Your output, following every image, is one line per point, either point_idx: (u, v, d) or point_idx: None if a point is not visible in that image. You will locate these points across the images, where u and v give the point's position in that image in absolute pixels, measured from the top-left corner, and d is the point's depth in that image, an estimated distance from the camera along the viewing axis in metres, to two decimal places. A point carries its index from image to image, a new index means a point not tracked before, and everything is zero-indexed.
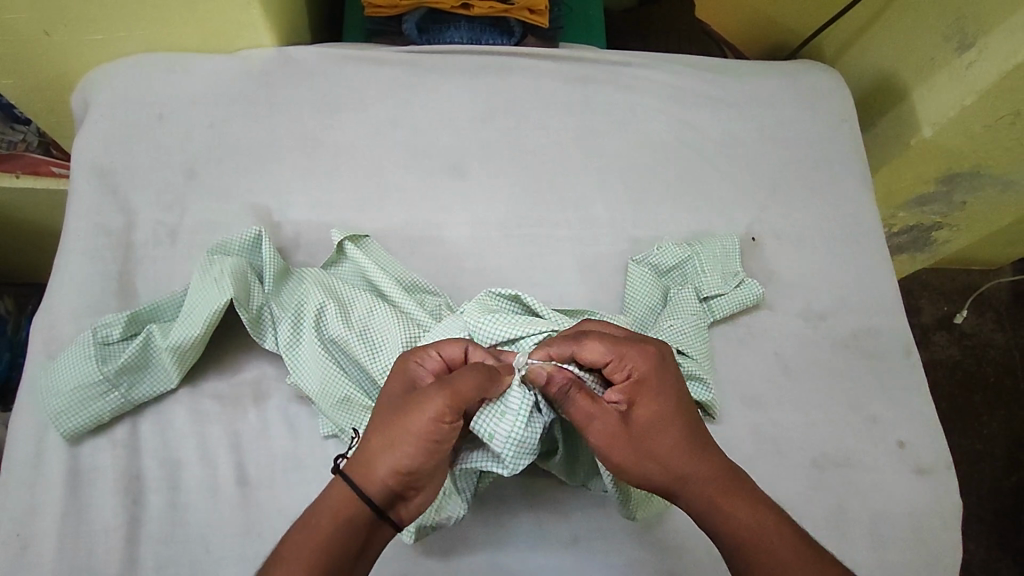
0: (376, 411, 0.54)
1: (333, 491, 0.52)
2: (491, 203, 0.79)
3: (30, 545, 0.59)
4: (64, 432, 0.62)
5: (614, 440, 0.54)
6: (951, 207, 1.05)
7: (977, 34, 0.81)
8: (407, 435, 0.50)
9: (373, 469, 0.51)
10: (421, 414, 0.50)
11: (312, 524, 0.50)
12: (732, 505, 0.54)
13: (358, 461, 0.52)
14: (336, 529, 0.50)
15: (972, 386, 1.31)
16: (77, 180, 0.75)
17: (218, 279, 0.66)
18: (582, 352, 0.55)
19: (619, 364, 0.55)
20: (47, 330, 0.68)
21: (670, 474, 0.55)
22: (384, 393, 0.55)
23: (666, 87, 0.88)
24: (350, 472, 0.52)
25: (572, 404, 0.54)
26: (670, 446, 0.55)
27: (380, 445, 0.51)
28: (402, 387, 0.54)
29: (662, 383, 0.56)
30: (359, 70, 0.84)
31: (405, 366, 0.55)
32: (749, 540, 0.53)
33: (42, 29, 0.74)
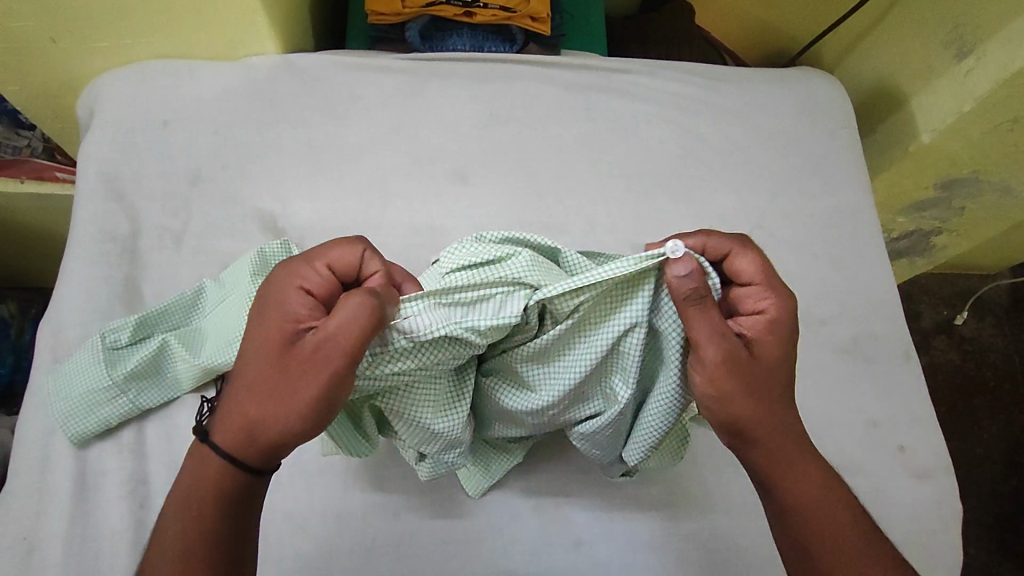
0: (247, 363, 0.50)
1: (208, 455, 0.50)
2: (494, 209, 0.79)
3: (37, 549, 0.59)
4: (71, 437, 0.63)
5: (731, 367, 0.51)
6: (949, 213, 1.05)
7: (975, 42, 0.82)
8: (290, 399, 0.48)
9: (250, 430, 0.49)
10: (309, 375, 0.48)
11: (194, 502, 0.49)
12: (809, 468, 0.54)
13: (229, 420, 0.50)
14: (217, 494, 0.50)
15: (972, 390, 1.32)
16: (82, 186, 0.75)
17: (250, 295, 0.65)
18: (737, 262, 0.56)
19: (758, 294, 0.55)
20: (53, 334, 0.68)
21: (771, 417, 0.53)
22: (252, 342, 0.50)
23: (666, 94, 0.89)
24: (222, 434, 0.50)
25: (702, 313, 0.50)
26: (778, 389, 0.54)
27: (238, 391, 0.50)
28: (281, 333, 0.49)
29: (783, 334, 0.54)
30: (363, 77, 0.84)
31: (280, 305, 0.50)
32: (813, 504, 0.53)
33: (49, 36, 0.75)
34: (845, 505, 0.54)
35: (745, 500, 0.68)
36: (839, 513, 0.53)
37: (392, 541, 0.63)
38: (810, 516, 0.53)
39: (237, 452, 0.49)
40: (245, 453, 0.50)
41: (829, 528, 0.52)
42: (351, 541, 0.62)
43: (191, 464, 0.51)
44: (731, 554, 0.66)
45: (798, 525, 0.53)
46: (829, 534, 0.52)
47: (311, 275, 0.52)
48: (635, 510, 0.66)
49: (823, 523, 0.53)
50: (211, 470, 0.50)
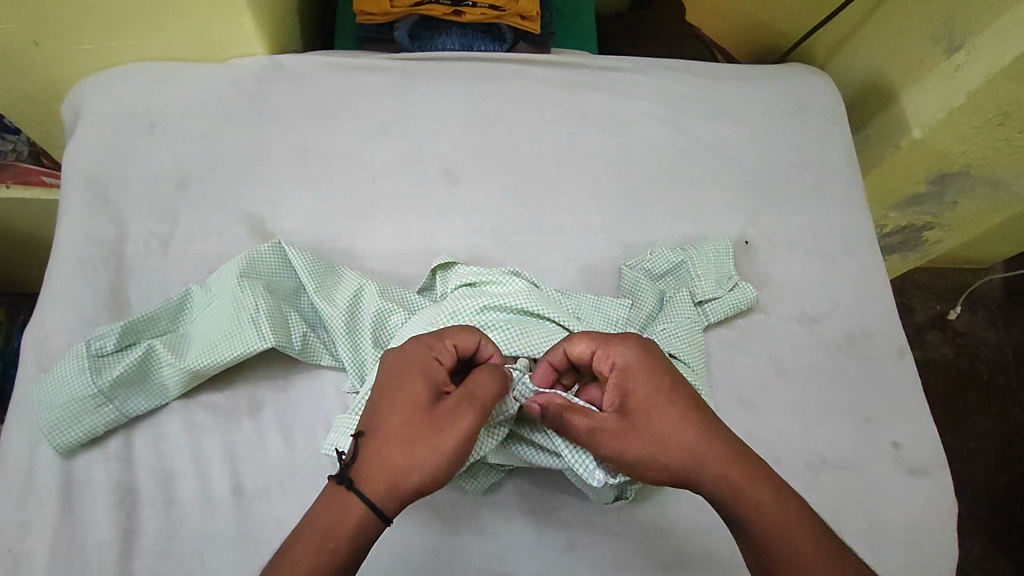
0: (392, 423, 0.52)
1: (350, 503, 0.50)
2: (485, 210, 0.79)
3: (24, 560, 0.59)
4: (56, 446, 0.62)
5: (619, 442, 0.54)
6: (941, 208, 1.05)
7: (965, 37, 0.82)
8: (435, 448, 0.50)
9: (396, 482, 0.50)
10: (457, 425, 0.51)
11: (331, 546, 0.48)
12: (756, 492, 0.54)
13: (379, 469, 0.50)
14: (354, 543, 0.49)
15: (966, 385, 1.32)
16: (68, 191, 0.74)
17: (248, 302, 0.67)
18: (568, 352, 0.58)
19: (603, 358, 0.57)
20: (38, 342, 0.67)
21: (690, 460, 0.54)
22: (401, 400, 0.53)
23: (657, 92, 0.89)
24: (371, 485, 0.50)
25: (565, 421, 0.55)
26: (674, 428, 0.55)
27: (402, 454, 0.51)
28: (427, 398, 0.53)
29: (643, 382, 0.56)
30: (351, 78, 0.84)
31: (419, 370, 0.54)
32: (779, 524, 0.53)
33: (32, 39, 0.74)
34: (802, 516, 0.53)
35: None
36: (799, 528, 0.52)
37: (385, 547, 0.62)
38: (783, 540, 0.52)
39: (385, 505, 0.50)
40: (386, 506, 0.50)
41: (798, 546, 0.52)
42: None
43: (325, 512, 0.50)
44: (726, 552, 0.66)
45: (773, 553, 0.52)
46: (805, 550, 0.51)
47: (444, 349, 0.56)
48: (628, 512, 0.66)
49: (795, 542, 0.52)
50: (346, 520, 0.49)
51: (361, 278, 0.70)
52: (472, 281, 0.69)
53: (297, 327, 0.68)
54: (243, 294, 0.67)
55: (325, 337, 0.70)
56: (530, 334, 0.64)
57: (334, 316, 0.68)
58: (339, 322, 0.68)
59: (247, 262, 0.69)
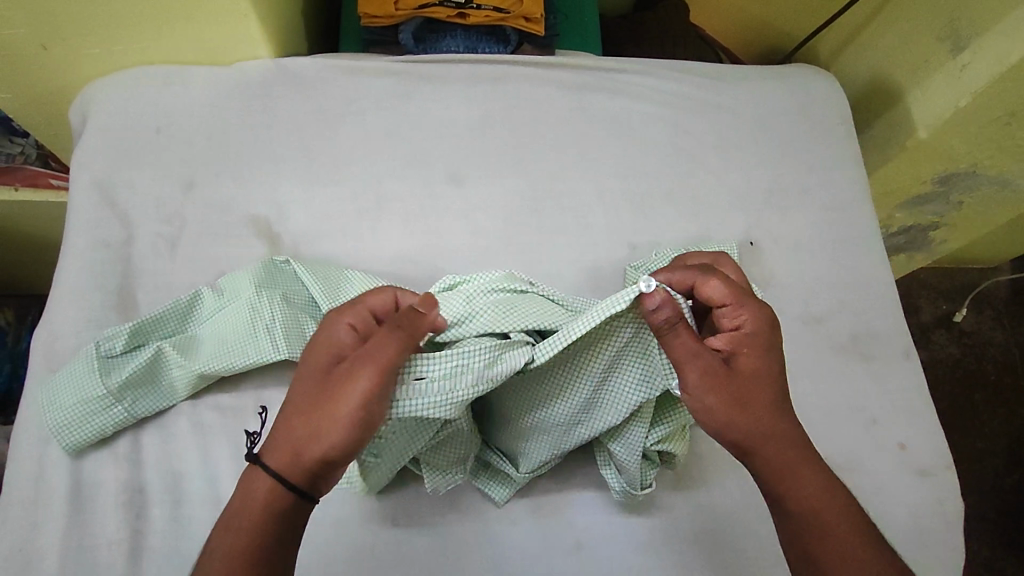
0: (299, 393, 0.54)
1: (260, 473, 0.53)
2: (489, 211, 0.79)
3: (34, 560, 0.59)
4: (65, 446, 0.62)
5: (716, 382, 0.54)
6: (947, 207, 1.05)
7: (970, 36, 0.82)
8: (334, 416, 0.52)
9: (299, 453, 0.53)
10: (352, 390, 0.52)
11: (241, 524, 0.52)
12: (810, 482, 0.55)
13: (281, 444, 0.53)
14: (261, 516, 0.52)
15: (973, 384, 1.32)
16: (76, 193, 0.75)
17: (263, 313, 0.67)
18: (704, 287, 0.60)
19: (733, 312, 0.59)
20: (47, 344, 0.68)
21: (764, 429, 0.55)
22: (307, 372, 0.55)
23: (661, 94, 0.89)
24: (275, 460, 0.53)
25: (676, 333, 0.54)
26: (767, 394, 0.56)
27: (303, 426, 0.53)
28: (325, 366, 0.54)
29: (766, 344, 0.58)
30: (355, 80, 0.84)
31: (319, 340, 0.55)
32: (819, 508, 0.55)
33: (40, 43, 0.74)
34: (845, 509, 0.55)
35: (746, 498, 0.68)
36: (845, 528, 0.54)
37: (392, 547, 0.63)
38: (818, 532, 0.54)
39: (288, 479, 0.53)
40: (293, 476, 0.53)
41: (836, 541, 0.54)
42: (349, 547, 0.62)
43: (241, 487, 0.54)
44: (733, 552, 0.66)
45: (809, 538, 0.54)
46: (842, 542, 0.54)
47: (352, 314, 0.56)
48: (634, 512, 0.66)
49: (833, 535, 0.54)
50: (256, 495, 0.53)
51: (373, 283, 0.70)
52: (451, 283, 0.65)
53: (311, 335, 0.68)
54: (256, 300, 0.67)
55: None
56: (520, 309, 0.60)
57: None
58: None
59: (263, 268, 0.70)
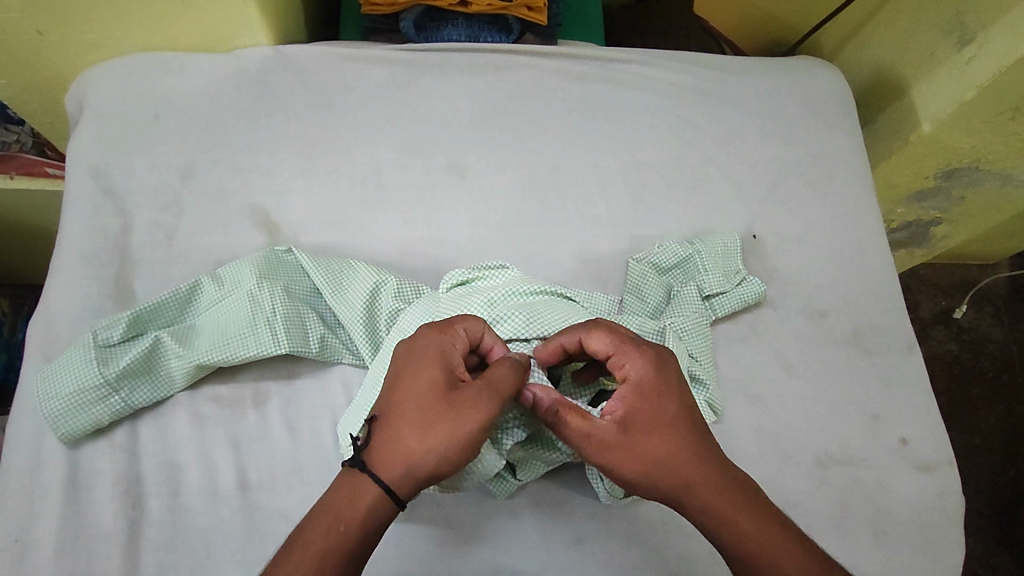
0: (407, 401, 0.52)
1: (364, 491, 0.50)
2: (490, 202, 0.78)
3: (30, 551, 0.58)
4: (61, 436, 0.61)
5: (614, 447, 0.54)
6: (949, 203, 1.04)
7: (976, 30, 0.81)
8: (452, 432, 0.51)
9: (412, 464, 0.51)
10: (472, 412, 0.51)
11: (342, 528, 0.49)
12: (739, 520, 0.53)
13: (393, 455, 0.51)
14: (361, 519, 0.50)
15: (971, 380, 1.32)
16: (73, 181, 0.74)
17: (264, 305, 0.66)
18: (588, 342, 0.57)
19: (617, 363, 0.57)
20: (43, 333, 0.67)
21: (678, 484, 0.54)
22: (414, 383, 0.53)
23: (664, 85, 0.88)
24: (385, 470, 0.51)
25: (563, 420, 0.54)
26: (673, 446, 0.54)
27: (418, 437, 0.51)
28: (438, 377, 0.53)
29: (658, 391, 0.56)
30: (356, 69, 0.83)
31: (428, 351, 0.54)
32: (760, 550, 0.52)
33: (35, 28, 0.73)
34: (788, 543, 0.53)
35: None
36: (784, 560, 0.52)
37: (391, 540, 0.62)
38: (759, 567, 0.52)
39: (397, 492, 0.51)
40: (398, 497, 0.51)
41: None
42: None
43: (339, 501, 0.50)
44: None
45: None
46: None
47: (461, 330, 0.56)
48: (633, 507, 0.66)
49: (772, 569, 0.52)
50: (359, 501, 0.50)
51: (375, 274, 0.70)
52: (464, 279, 0.69)
53: (313, 328, 0.68)
54: (257, 291, 0.67)
55: (341, 336, 0.70)
56: (543, 314, 0.64)
57: (349, 316, 0.68)
58: (357, 321, 0.68)
59: (265, 258, 0.69)
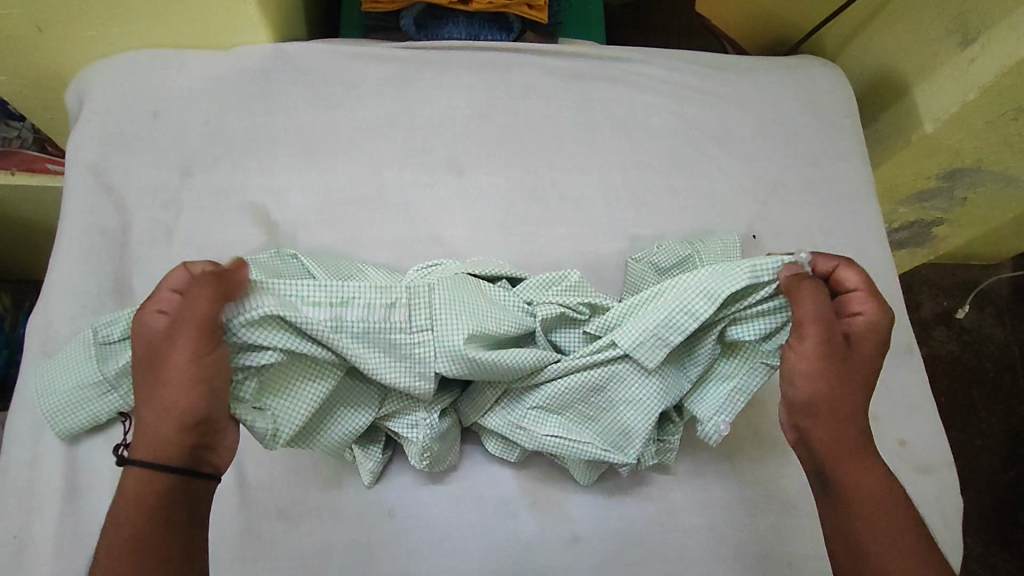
0: (138, 376, 0.52)
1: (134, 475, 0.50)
2: (490, 201, 0.78)
3: (28, 546, 0.59)
4: (60, 432, 0.62)
5: (822, 347, 0.55)
6: (951, 203, 1.04)
7: (980, 30, 0.80)
8: (189, 380, 0.50)
9: (175, 427, 0.50)
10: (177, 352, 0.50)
11: (126, 522, 0.48)
12: (869, 471, 0.54)
13: (148, 435, 0.50)
14: (149, 504, 0.49)
15: (972, 381, 1.31)
16: (72, 178, 0.74)
17: None
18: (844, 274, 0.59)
19: (861, 300, 0.58)
20: (42, 330, 0.67)
21: (832, 407, 0.55)
22: (136, 357, 0.53)
23: (665, 84, 0.88)
24: (151, 448, 0.50)
25: (815, 304, 0.55)
26: (850, 373, 0.55)
27: (163, 404, 0.50)
28: (147, 339, 0.52)
29: (863, 326, 0.57)
30: (356, 66, 0.83)
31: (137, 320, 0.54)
32: (871, 500, 0.53)
33: (35, 25, 0.73)
34: (901, 510, 0.53)
35: (745, 494, 0.68)
36: (904, 525, 0.52)
37: (390, 538, 0.62)
38: (871, 510, 0.53)
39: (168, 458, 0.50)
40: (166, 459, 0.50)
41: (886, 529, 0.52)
42: (345, 538, 0.62)
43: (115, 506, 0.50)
44: (730, 548, 0.66)
45: (857, 517, 0.53)
46: (890, 534, 0.52)
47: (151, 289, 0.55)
48: (630, 507, 0.66)
49: (888, 525, 0.52)
50: (133, 487, 0.49)
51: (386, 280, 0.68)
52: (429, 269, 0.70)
53: None
54: None
55: None
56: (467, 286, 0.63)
57: None
58: None
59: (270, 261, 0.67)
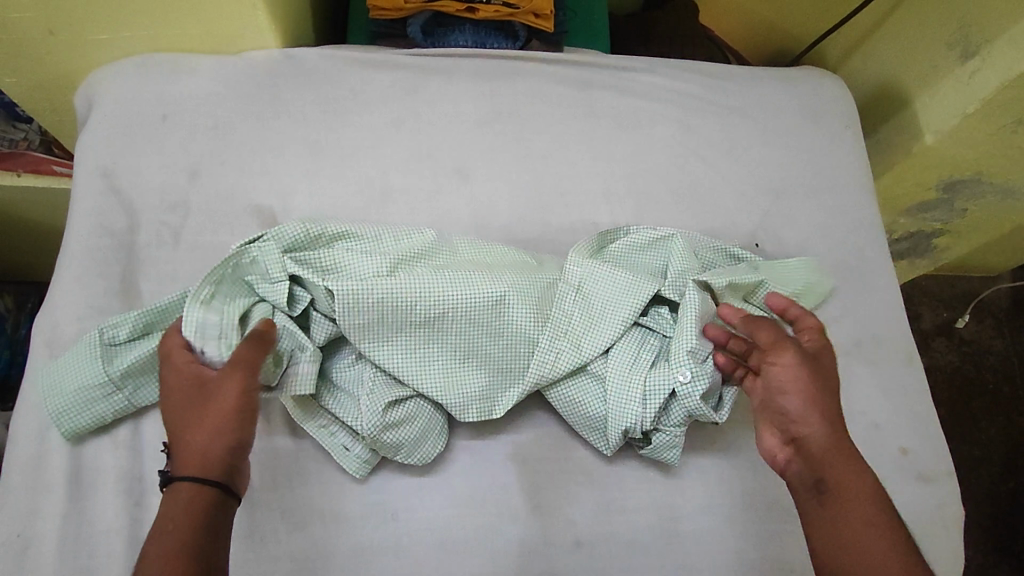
0: (172, 410, 0.56)
1: (179, 491, 0.52)
2: (494, 207, 0.79)
3: (32, 546, 0.59)
4: (65, 432, 0.62)
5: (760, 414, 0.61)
6: (951, 214, 1.05)
7: (981, 43, 0.81)
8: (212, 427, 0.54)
9: (204, 457, 0.53)
10: (227, 386, 0.55)
11: (169, 528, 0.50)
12: (834, 506, 0.53)
13: (186, 458, 0.53)
14: (196, 519, 0.51)
15: (972, 392, 1.32)
16: (81, 180, 0.74)
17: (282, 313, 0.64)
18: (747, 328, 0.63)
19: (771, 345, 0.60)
20: (49, 330, 0.67)
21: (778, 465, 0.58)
22: (170, 397, 0.56)
23: (669, 93, 0.88)
24: (184, 471, 0.52)
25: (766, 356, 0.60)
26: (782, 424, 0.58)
27: (194, 439, 0.53)
28: (178, 385, 0.57)
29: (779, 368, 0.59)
30: (362, 73, 0.84)
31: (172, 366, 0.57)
32: (838, 537, 0.52)
33: (46, 28, 0.73)
34: (875, 545, 0.51)
35: (747, 501, 0.68)
36: (863, 534, 0.52)
37: (394, 542, 0.62)
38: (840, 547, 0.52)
39: (208, 478, 0.52)
40: (208, 472, 0.52)
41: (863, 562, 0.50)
42: (347, 541, 0.62)
43: (161, 511, 0.52)
44: (733, 554, 0.66)
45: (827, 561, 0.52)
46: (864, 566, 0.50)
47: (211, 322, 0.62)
48: (633, 512, 0.66)
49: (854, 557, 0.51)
50: (197, 496, 0.52)
51: None
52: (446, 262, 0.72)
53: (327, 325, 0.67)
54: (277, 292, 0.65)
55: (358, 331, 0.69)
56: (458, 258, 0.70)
57: None
58: None
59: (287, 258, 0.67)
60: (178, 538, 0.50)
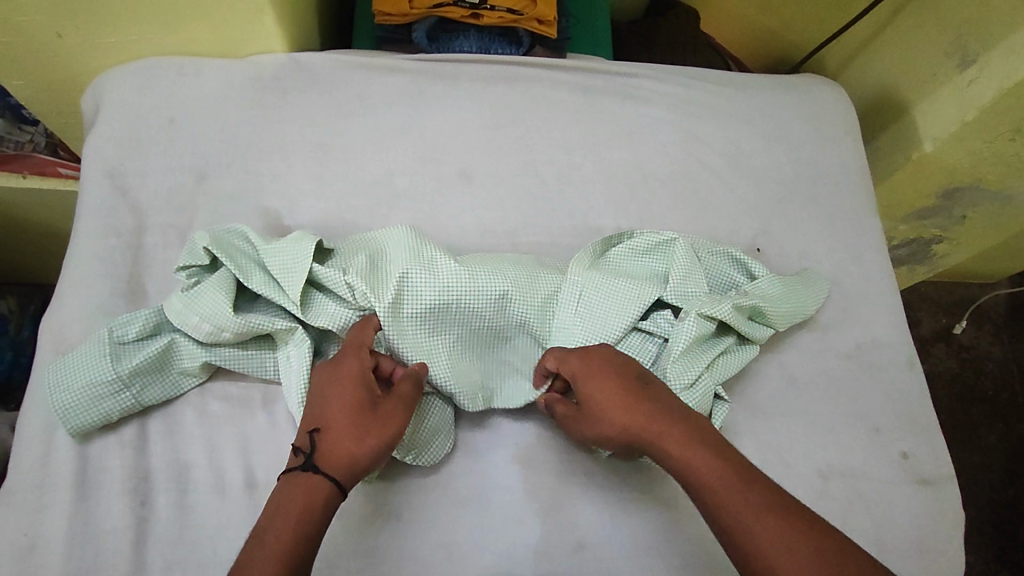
0: (331, 406, 0.57)
1: (316, 485, 0.53)
2: (498, 210, 0.79)
3: (37, 545, 0.59)
4: (71, 430, 0.62)
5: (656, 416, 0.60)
6: (950, 221, 1.06)
7: (979, 52, 0.82)
8: (375, 442, 0.56)
9: (351, 466, 0.55)
10: (392, 414, 0.57)
11: (300, 518, 0.52)
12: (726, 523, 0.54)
13: (334, 459, 0.55)
14: (317, 521, 0.52)
15: (971, 399, 1.32)
16: (88, 181, 0.75)
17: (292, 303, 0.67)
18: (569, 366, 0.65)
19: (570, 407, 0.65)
20: (55, 330, 0.68)
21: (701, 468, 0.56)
22: (337, 394, 0.58)
23: (671, 99, 0.89)
24: (331, 469, 0.54)
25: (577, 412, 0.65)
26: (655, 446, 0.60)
27: (348, 443, 0.55)
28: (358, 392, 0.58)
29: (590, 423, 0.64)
30: (368, 77, 0.84)
31: (351, 369, 0.59)
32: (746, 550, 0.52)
33: (56, 31, 0.74)
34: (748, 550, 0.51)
35: None
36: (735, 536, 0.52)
37: (398, 542, 0.63)
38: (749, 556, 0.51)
39: (344, 486, 0.54)
40: (346, 481, 0.55)
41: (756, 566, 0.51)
42: (351, 542, 0.62)
43: (279, 496, 0.53)
44: None
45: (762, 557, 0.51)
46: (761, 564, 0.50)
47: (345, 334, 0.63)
48: (635, 514, 0.66)
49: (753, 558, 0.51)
50: (320, 497, 0.53)
51: None
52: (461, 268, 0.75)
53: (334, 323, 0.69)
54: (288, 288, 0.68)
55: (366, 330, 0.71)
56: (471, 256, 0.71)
57: None
58: None
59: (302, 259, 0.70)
60: (297, 529, 0.51)
